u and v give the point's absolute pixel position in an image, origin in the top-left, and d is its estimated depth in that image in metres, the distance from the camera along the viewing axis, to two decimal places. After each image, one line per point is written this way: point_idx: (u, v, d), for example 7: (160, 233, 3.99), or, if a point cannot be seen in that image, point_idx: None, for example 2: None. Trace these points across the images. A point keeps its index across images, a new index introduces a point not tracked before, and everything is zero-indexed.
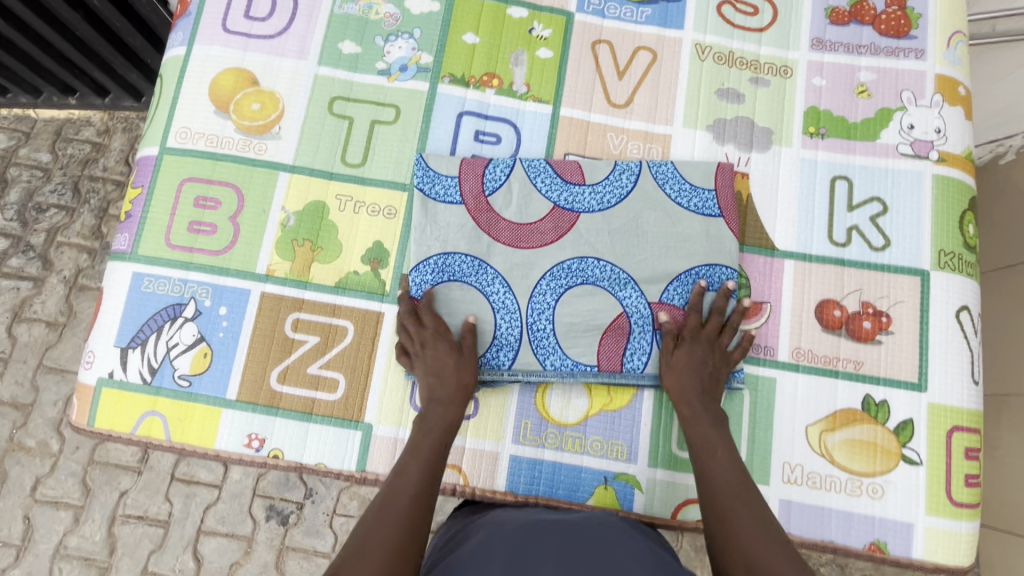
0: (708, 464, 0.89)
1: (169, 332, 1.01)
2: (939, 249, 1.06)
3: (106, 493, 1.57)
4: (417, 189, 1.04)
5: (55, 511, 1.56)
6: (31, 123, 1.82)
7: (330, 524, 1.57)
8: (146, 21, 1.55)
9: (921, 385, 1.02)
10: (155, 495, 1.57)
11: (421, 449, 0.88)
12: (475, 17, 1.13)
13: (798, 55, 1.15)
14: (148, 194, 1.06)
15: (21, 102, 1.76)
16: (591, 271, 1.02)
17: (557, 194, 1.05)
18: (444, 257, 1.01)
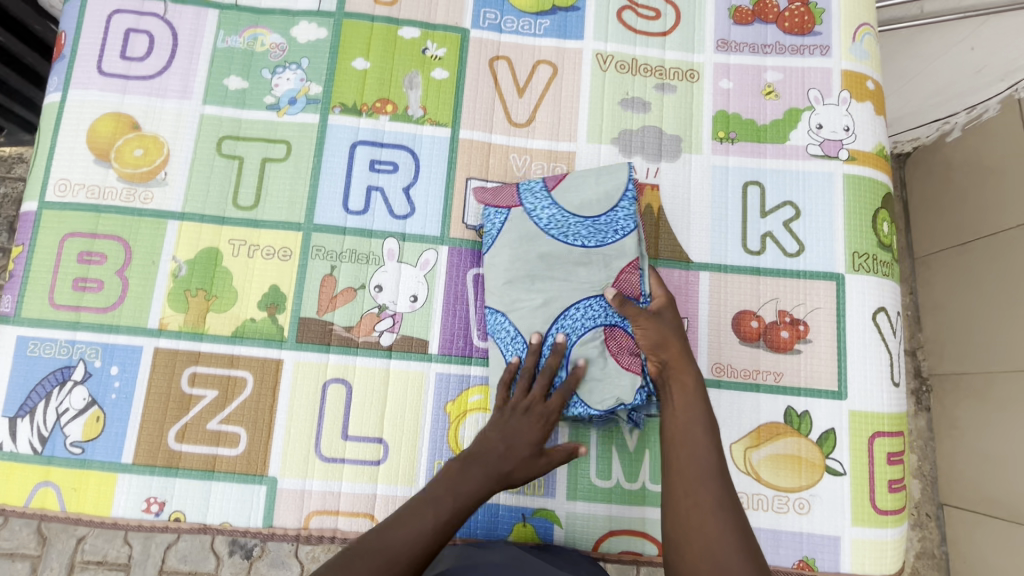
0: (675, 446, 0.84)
1: (59, 397, 0.96)
2: (853, 251, 1.04)
3: (63, 540, 1.45)
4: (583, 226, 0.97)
5: (11, 562, 1.43)
6: None
7: (295, 554, 1.48)
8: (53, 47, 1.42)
9: (842, 393, 0.99)
10: (114, 538, 1.45)
11: (447, 497, 0.80)
12: (365, 40, 1.09)
13: (703, 58, 1.12)
14: (29, 252, 1.01)
15: None
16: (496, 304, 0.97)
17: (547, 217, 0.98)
18: (568, 316, 0.94)
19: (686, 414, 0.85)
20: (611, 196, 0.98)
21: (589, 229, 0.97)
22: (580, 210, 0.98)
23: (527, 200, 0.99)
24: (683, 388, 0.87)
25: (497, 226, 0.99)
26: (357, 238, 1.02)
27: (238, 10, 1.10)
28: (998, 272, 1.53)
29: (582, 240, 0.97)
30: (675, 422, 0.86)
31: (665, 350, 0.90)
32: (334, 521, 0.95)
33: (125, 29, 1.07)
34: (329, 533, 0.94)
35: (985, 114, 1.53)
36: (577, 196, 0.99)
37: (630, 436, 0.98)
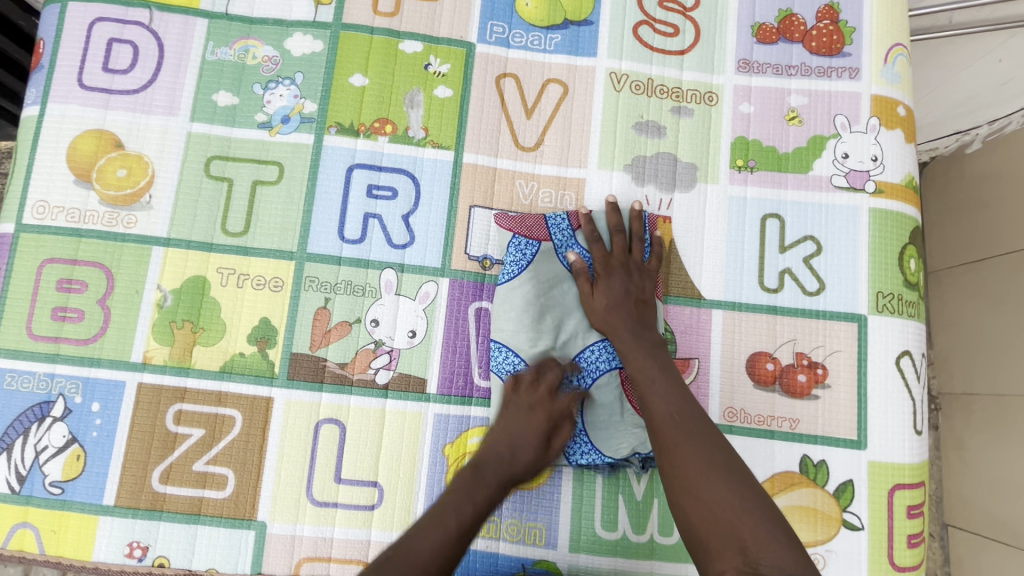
0: (648, 396, 0.83)
1: (36, 434, 0.91)
2: (877, 291, 0.98)
3: None
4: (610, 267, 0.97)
5: None
6: None
7: None
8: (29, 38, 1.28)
9: (861, 442, 0.94)
10: None
11: (467, 503, 0.79)
12: (363, 54, 1.02)
13: (723, 79, 1.05)
14: (5, 277, 0.95)
15: None
16: (501, 343, 0.93)
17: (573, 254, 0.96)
18: (583, 358, 0.93)
19: (657, 370, 0.85)
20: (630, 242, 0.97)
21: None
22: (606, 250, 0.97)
23: (554, 236, 0.97)
24: (639, 355, 0.87)
25: (527, 257, 0.95)
26: (352, 269, 0.97)
27: (228, 18, 1.03)
28: (1016, 292, 1.41)
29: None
30: (654, 387, 0.83)
31: (623, 305, 0.91)
32: (326, 568, 0.91)
33: (107, 38, 1.00)
34: None
35: (1006, 127, 1.41)
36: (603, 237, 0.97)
37: (636, 484, 0.94)
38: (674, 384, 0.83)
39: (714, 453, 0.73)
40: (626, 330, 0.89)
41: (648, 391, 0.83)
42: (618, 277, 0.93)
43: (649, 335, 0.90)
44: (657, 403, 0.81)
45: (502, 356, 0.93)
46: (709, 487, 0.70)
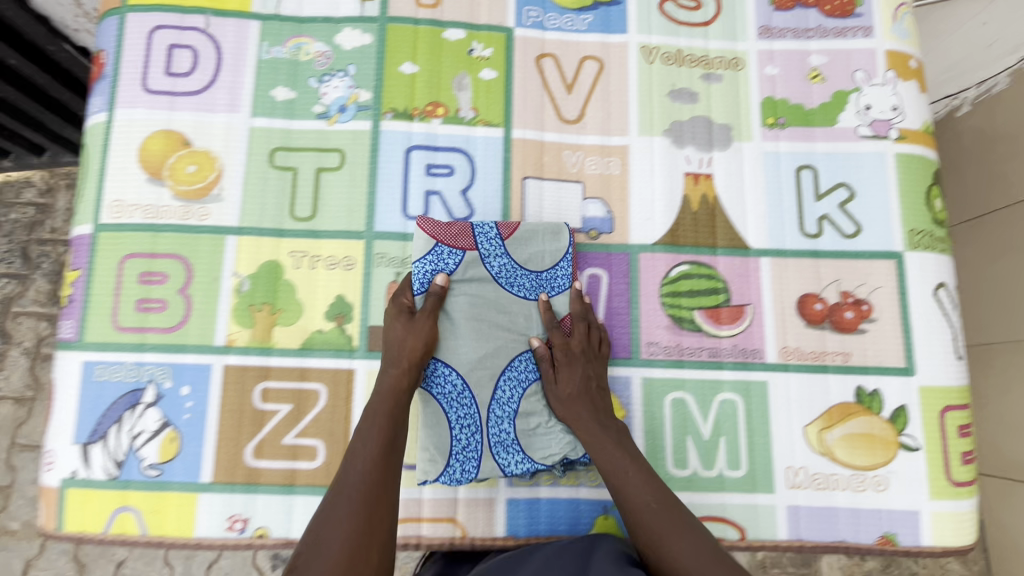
0: (620, 485, 0.85)
1: (131, 421, 0.95)
2: (910, 229, 1.05)
3: (99, 570, 1.67)
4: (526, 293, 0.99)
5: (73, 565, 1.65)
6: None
7: None
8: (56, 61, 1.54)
9: (910, 369, 1.01)
10: (150, 564, 1.71)
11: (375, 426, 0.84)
12: (410, 44, 1.08)
13: (747, 46, 1.12)
14: (87, 276, 1.00)
15: None
16: (515, 354, 0.96)
17: (498, 267, 0.99)
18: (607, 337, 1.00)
19: (628, 456, 0.87)
20: (559, 253, 1.01)
21: (533, 282, 1.00)
22: (528, 261, 1.00)
23: (482, 246, 0.98)
24: (627, 437, 0.90)
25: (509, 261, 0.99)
26: None
27: (280, 19, 1.08)
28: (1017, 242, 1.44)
29: (524, 292, 0.99)
30: (629, 472, 0.85)
31: (584, 394, 0.92)
32: (418, 527, 0.95)
33: (167, 45, 1.06)
34: (414, 541, 0.94)
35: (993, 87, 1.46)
36: (526, 248, 1.00)
37: (705, 423, 1.00)
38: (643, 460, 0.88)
39: (685, 525, 0.80)
40: (609, 414, 0.91)
41: (622, 480, 0.85)
42: (580, 363, 0.94)
43: (617, 427, 0.91)
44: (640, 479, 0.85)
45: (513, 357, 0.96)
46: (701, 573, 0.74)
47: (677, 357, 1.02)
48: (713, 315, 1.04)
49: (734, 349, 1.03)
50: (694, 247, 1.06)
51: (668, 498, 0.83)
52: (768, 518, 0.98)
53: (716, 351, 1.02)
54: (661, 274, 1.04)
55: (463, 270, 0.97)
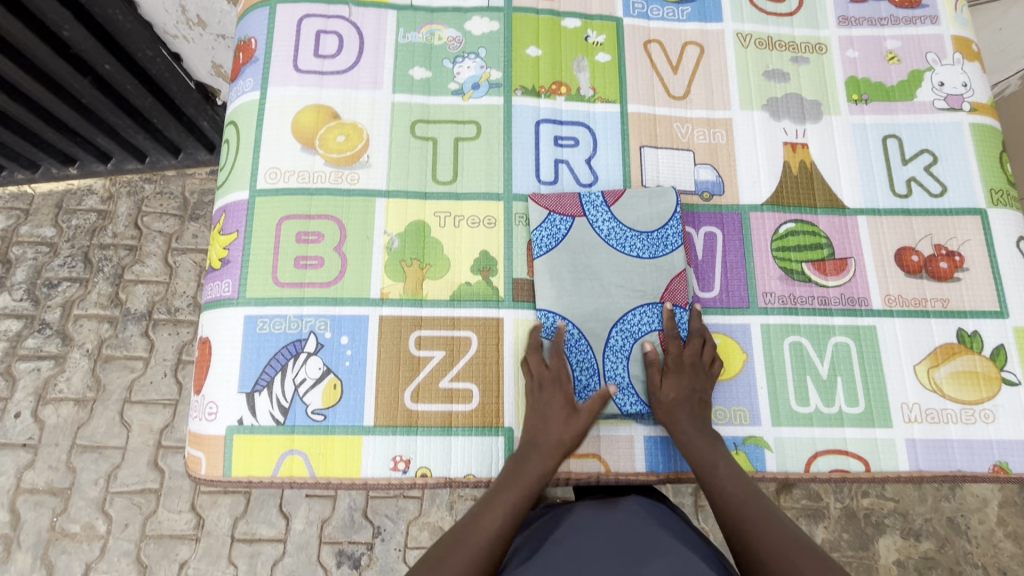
0: (713, 483, 0.92)
1: (294, 368, 1.00)
2: (990, 188, 1.16)
3: (166, 565, 1.79)
4: (638, 253, 1.07)
5: (179, 540, 1.82)
6: (115, 202, 2.16)
7: (403, 558, 1.80)
8: (133, 59, 1.75)
9: (1004, 312, 1.10)
10: (218, 559, 1.80)
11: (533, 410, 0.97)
12: (533, 31, 1.20)
13: (829, 32, 1.25)
14: (246, 237, 1.06)
15: (98, 169, 2.13)
16: (627, 307, 1.04)
17: (610, 231, 1.07)
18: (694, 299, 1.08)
19: (721, 459, 0.95)
20: (664, 215, 1.08)
21: (644, 241, 1.07)
22: (636, 224, 1.08)
23: (589, 213, 1.08)
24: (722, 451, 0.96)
25: (614, 227, 1.07)
26: None
27: (414, 9, 1.19)
28: None
29: (637, 251, 1.07)
30: (721, 475, 0.92)
31: (687, 398, 0.99)
32: (567, 464, 1.02)
33: (316, 31, 1.16)
34: (565, 476, 1.02)
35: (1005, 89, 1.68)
36: (633, 212, 1.08)
37: (822, 363, 1.08)
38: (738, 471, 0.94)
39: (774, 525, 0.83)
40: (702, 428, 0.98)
41: (718, 483, 0.92)
42: (692, 369, 1.00)
43: (709, 434, 0.98)
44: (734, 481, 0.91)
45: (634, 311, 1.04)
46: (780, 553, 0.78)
47: (791, 305, 1.10)
48: (820, 266, 1.13)
49: (842, 297, 1.11)
50: (798, 207, 1.16)
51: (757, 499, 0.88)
52: (888, 451, 1.05)
53: (825, 300, 1.11)
54: (771, 232, 1.14)
55: (574, 235, 1.06)
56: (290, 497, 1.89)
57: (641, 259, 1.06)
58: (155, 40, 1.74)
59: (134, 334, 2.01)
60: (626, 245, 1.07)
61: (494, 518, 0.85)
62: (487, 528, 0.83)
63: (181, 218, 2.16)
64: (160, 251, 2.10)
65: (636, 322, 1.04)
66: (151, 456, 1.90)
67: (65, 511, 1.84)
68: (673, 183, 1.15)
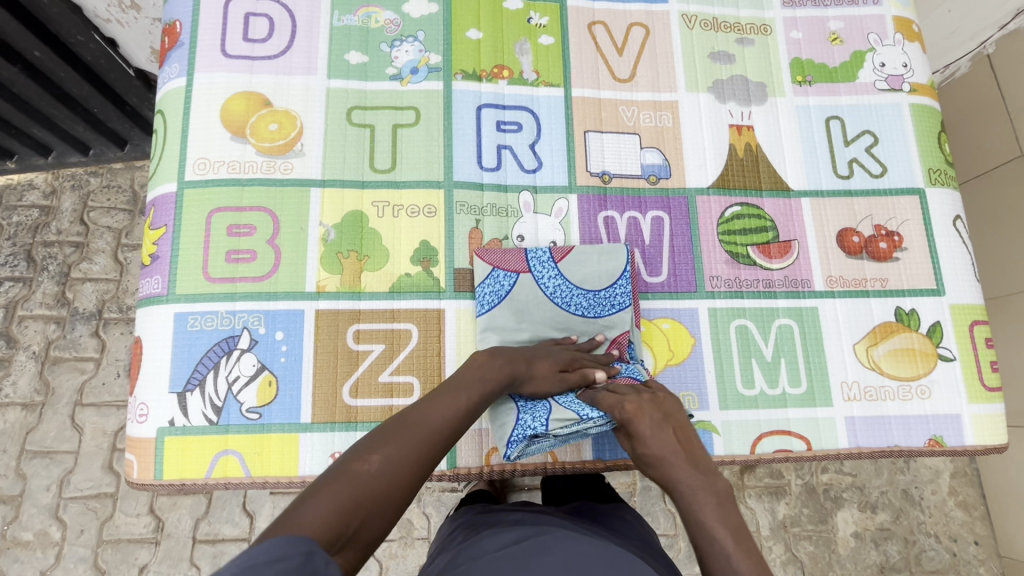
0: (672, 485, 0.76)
1: (227, 366, 0.97)
2: (928, 167, 1.18)
3: (124, 570, 1.75)
4: (582, 314, 1.03)
5: (137, 545, 1.77)
6: (57, 197, 2.06)
7: None
8: (65, 46, 1.66)
9: (940, 290, 1.12)
10: (178, 562, 1.76)
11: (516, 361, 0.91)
12: (474, 12, 1.16)
13: (773, 14, 1.24)
14: (174, 231, 1.02)
15: (36, 163, 2.03)
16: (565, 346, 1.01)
17: (555, 288, 1.03)
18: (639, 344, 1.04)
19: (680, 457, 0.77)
20: (614, 272, 1.04)
21: (590, 300, 1.03)
22: (584, 281, 1.04)
23: (534, 268, 1.03)
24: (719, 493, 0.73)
25: (559, 284, 1.03)
26: (495, 194, 1.09)
27: None
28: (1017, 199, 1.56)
29: (583, 310, 1.03)
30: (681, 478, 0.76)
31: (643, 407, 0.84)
32: None
33: (244, 14, 1.11)
34: (510, 467, 1.01)
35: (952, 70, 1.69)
36: (582, 269, 1.04)
37: (766, 346, 1.09)
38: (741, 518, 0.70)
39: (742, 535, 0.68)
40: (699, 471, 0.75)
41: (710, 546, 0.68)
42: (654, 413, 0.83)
43: (703, 468, 0.76)
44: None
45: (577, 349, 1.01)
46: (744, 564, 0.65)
47: (736, 289, 1.11)
48: (764, 249, 1.13)
49: (785, 280, 1.12)
50: (742, 190, 1.16)
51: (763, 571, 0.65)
52: (829, 430, 1.06)
53: (769, 282, 1.12)
54: (716, 216, 1.14)
55: (517, 292, 1.02)
56: (252, 496, 1.86)
57: (585, 319, 1.03)
58: (86, 25, 1.64)
59: (83, 335, 1.93)
60: (570, 301, 1.03)
61: (436, 416, 0.77)
62: (429, 424, 0.76)
63: (129, 212, 2.07)
64: (108, 248, 2.02)
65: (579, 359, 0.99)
66: (104, 460, 1.83)
67: (15, 520, 1.77)
68: (618, 169, 1.14)
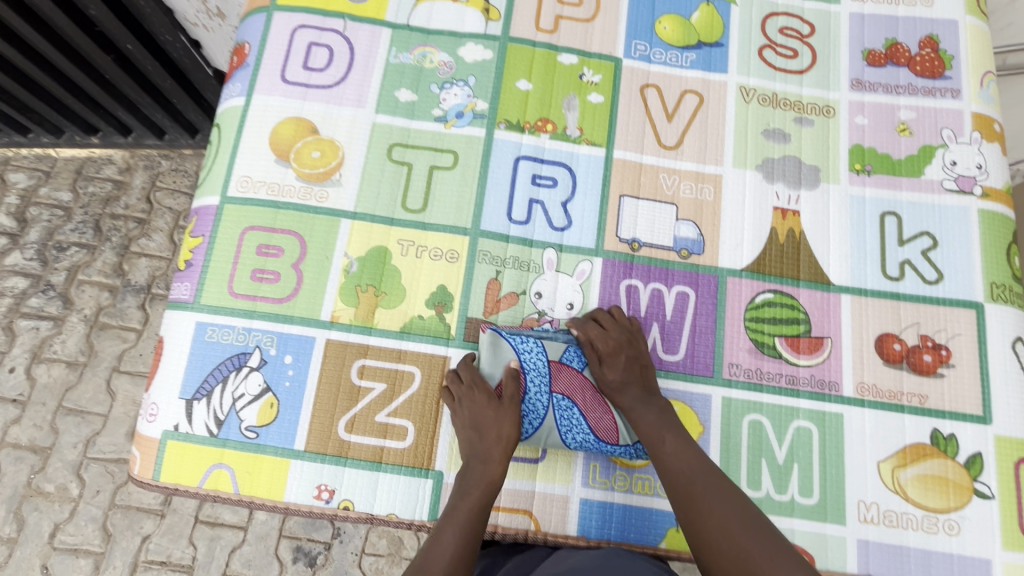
0: (661, 455, 0.93)
1: (235, 382, 1.00)
2: (991, 281, 1.08)
3: (128, 538, 1.82)
4: (578, 405, 0.99)
5: (144, 515, 1.84)
6: (129, 175, 2.21)
7: (358, 563, 1.80)
8: (156, 43, 1.78)
9: (986, 418, 1.02)
10: (178, 539, 1.82)
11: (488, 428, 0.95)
12: (527, 63, 1.16)
13: (839, 95, 1.19)
14: (209, 243, 1.06)
15: (116, 142, 2.18)
16: (559, 429, 0.98)
17: (545, 379, 1.00)
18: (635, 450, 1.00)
19: (668, 430, 0.95)
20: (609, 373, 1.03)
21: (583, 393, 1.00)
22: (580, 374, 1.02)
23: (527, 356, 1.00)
24: (703, 475, 0.89)
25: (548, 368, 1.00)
26: (520, 247, 1.08)
27: (410, 29, 1.17)
28: None
29: (579, 404, 0.99)
30: (667, 447, 0.93)
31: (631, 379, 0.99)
32: (495, 516, 0.99)
33: (308, 42, 1.15)
34: (491, 529, 0.98)
35: None
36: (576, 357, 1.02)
37: (779, 448, 1.02)
38: (728, 494, 0.87)
39: (714, 486, 0.88)
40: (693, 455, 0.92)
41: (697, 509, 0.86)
42: (624, 355, 0.99)
43: (657, 402, 0.98)
44: (757, 541, 0.80)
45: (563, 423, 0.98)
46: (718, 510, 0.85)
47: (756, 380, 1.05)
48: (793, 342, 1.07)
49: (812, 379, 1.05)
50: (779, 277, 1.10)
51: (758, 541, 0.81)
52: (838, 549, 0.98)
53: (793, 379, 1.05)
54: (745, 299, 1.09)
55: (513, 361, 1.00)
56: None
57: (582, 411, 0.98)
58: (178, 28, 1.76)
59: (130, 306, 2.05)
60: (565, 384, 1.00)
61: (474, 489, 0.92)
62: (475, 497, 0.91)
63: (190, 197, 2.19)
64: (166, 228, 2.14)
65: (569, 423, 0.98)
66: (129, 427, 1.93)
67: (42, 471, 1.88)
68: (649, 238, 1.11)
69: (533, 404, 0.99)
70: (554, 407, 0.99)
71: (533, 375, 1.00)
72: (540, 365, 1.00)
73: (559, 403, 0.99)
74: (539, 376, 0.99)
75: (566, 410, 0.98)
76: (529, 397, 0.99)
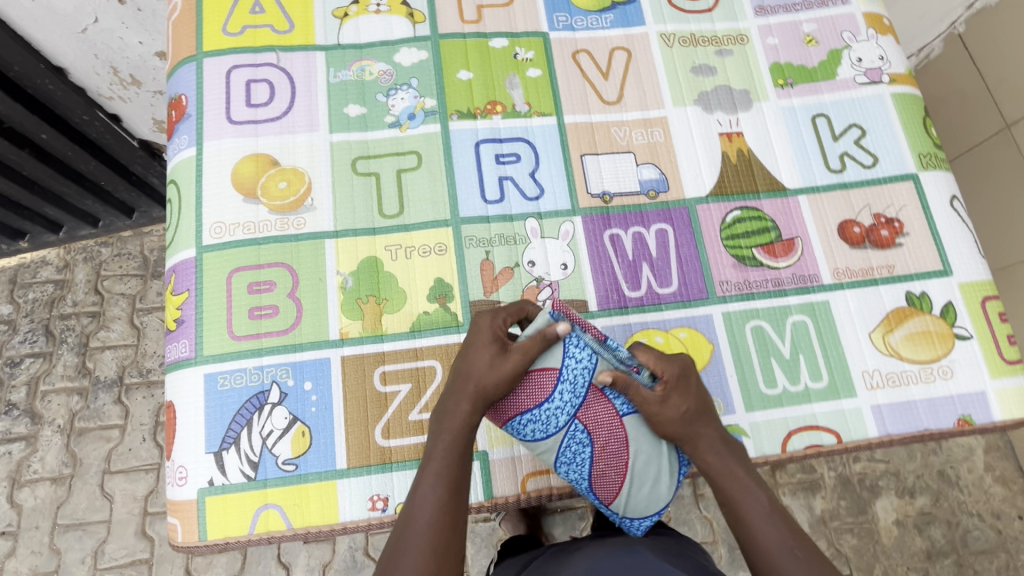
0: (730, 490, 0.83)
1: (260, 422, 0.99)
2: (919, 153, 1.21)
3: None
4: (589, 447, 0.89)
5: None
6: (71, 270, 2.11)
7: None
8: (71, 126, 1.71)
9: (947, 270, 1.14)
10: None
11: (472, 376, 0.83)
12: (462, 54, 1.21)
13: (747, 23, 1.29)
14: (197, 295, 1.05)
15: (48, 240, 2.07)
16: (555, 450, 0.92)
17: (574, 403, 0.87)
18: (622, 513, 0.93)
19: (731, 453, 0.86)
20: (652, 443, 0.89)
21: (603, 444, 0.89)
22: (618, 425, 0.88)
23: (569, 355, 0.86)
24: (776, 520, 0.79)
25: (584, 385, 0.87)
26: (501, 224, 1.12)
27: (342, 47, 1.20)
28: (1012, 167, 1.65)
29: (592, 451, 0.90)
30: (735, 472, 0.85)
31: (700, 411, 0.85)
32: (548, 479, 1.02)
33: (245, 81, 1.16)
34: (547, 492, 1.02)
35: None
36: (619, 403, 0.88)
37: (783, 344, 1.10)
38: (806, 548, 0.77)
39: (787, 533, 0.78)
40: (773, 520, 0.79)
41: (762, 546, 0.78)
42: (694, 386, 0.85)
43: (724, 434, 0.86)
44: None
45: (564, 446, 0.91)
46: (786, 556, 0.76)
47: (746, 291, 1.13)
48: (769, 248, 1.16)
49: (794, 276, 1.14)
50: (740, 194, 1.19)
51: None
52: (857, 420, 1.07)
53: (778, 281, 1.14)
54: (718, 222, 1.17)
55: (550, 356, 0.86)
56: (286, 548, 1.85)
57: (590, 455, 0.90)
58: (92, 105, 1.71)
59: (106, 403, 1.95)
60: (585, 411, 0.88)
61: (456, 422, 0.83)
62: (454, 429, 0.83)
63: (141, 277, 2.11)
64: (124, 314, 2.05)
65: (570, 454, 0.91)
66: (137, 525, 1.83)
67: None
68: (617, 187, 1.17)
69: (546, 415, 0.88)
70: (567, 430, 0.89)
71: (564, 389, 0.86)
72: (579, 381, 0.86)
73: (574, 428, 0.89)
74: (570, 393, 0.86)
75: (577, 439, 0.89)
76: (547, 406, 0.87)
